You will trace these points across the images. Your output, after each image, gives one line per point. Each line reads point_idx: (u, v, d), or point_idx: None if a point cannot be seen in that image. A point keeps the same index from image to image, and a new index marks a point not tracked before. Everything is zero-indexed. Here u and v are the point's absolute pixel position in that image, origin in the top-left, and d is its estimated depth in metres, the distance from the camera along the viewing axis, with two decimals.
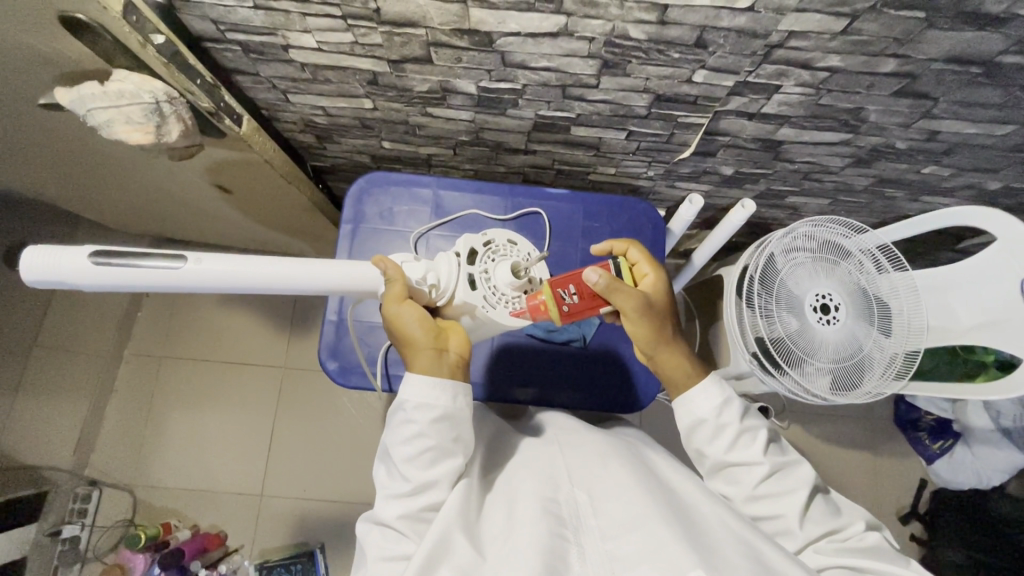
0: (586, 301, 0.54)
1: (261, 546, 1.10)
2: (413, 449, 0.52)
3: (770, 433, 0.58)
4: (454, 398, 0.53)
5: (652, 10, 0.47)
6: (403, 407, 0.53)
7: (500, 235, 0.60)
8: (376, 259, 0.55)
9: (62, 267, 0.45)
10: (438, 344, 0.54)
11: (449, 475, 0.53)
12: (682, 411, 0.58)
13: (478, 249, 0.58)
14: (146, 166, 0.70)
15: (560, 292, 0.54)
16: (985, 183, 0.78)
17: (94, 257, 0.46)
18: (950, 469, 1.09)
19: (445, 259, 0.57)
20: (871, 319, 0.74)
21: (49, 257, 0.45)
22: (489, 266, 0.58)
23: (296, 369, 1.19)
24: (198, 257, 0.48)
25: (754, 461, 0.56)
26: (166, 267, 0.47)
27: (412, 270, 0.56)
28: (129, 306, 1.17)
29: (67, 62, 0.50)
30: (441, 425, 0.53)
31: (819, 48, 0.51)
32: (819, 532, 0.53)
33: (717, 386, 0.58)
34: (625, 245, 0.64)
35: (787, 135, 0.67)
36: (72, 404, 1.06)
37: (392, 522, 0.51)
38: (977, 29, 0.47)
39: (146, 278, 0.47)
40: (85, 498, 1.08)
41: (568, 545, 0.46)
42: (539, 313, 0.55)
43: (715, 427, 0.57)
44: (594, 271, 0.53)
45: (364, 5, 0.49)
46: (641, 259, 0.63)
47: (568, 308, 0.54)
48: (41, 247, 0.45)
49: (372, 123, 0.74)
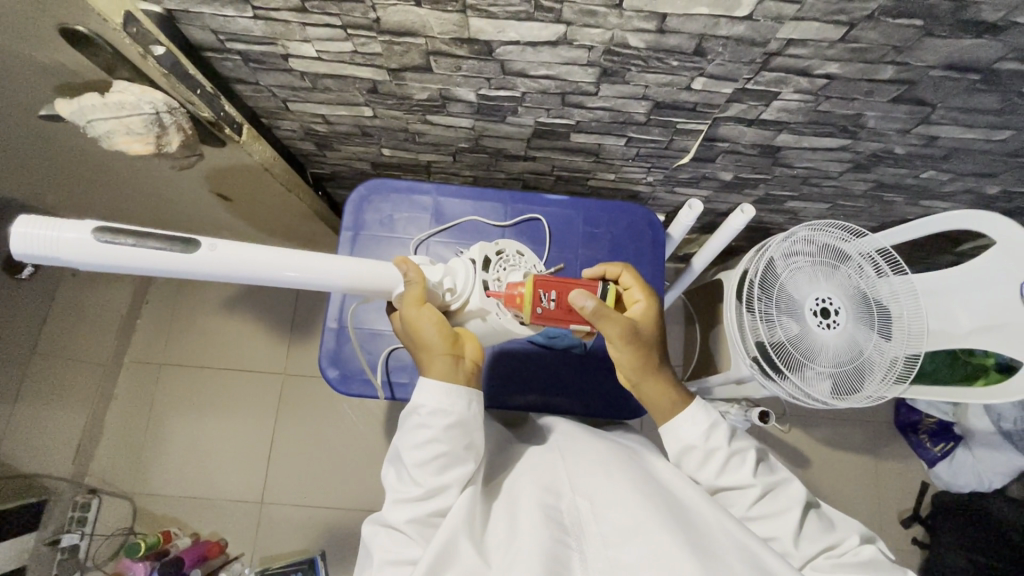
0: (562, 311, 0.53)
1: (262, 553, 1.10)
2: (425, 453, 0.52)
3: (758, 453, 0.59)
4: (469, 405, 0.53)
5: (650, 19, 0.47)
6: (418, 412, 0.53)
7: (512, 245, 0.60)
8: (398, 260, 0.55)
9: (61, 246, 0.43)
10: (455, 350, 0.54)
11: (461, 481, 0.53)
12: (669, 438, 0.59)
13: (491, 257, 0.59)
14: (147, 175, 0.70)
15: (540, 293, 0.52)
16: (984, 188, 0.78)
17: (98, 233, 0.44)
18: (950, 470, 1.11)
19: (462, 264, 0.58)
20: (871, 323, 0.74)
21: (48, 233, 0.43)
22: (501, 274, 0.58)
23: (297, 375, 1.19)
24: (212, 243, 0.47)
25: (745, 484, 0.56)
26: (177, 251, 0.46)
27: (431, 274, 0.56)
28: (128, 313, 1.16)
29: (68, 73, 0.50)
30: (454, 431, 0.52)
31: (818, 56, 0.51)
32: (814, 549, 0.52)
33: (704, 412, 0.59)
34: (619, 267, 0.62)
35: (786, 141, 0.68)
36: (70, 413, 1.05)
37: (402, 527, 0.51)
38: (974, 36, 0.47)
39: (157, 261, 0.46)
40: (84, 505, 1.08)
41: (570, 553, 0.47)
42: (514, 303, 0.55)
43: (703, 453, 0.57)
44: (586, 298, 0.51)
45: (364, 14, 0.49)
46: (633, 284, 0.62)
47: (541, 311, 0.53)
48: (35, 218, 0.43)
49: (372, 130, 0.74)
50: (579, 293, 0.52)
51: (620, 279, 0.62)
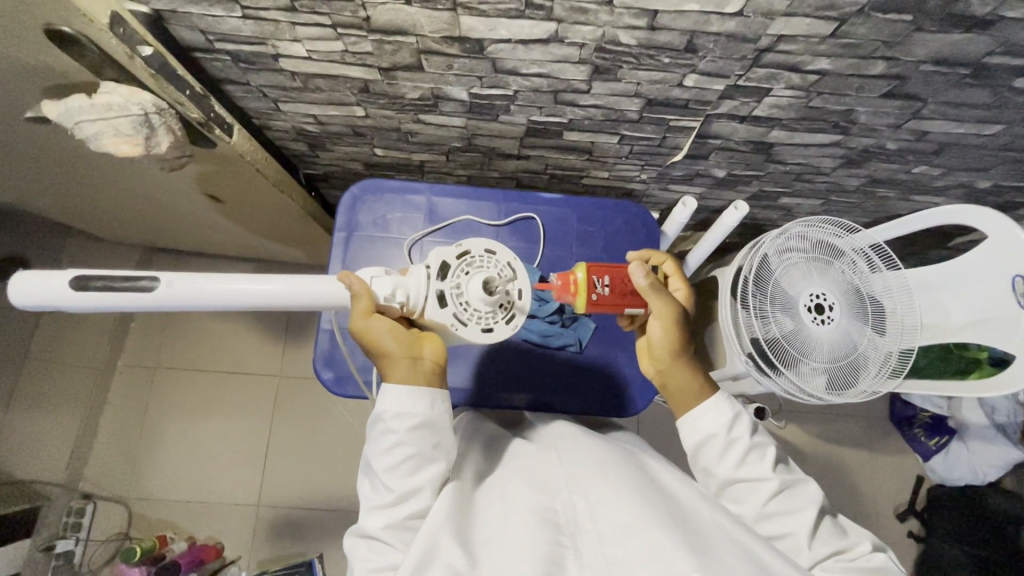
0: (615, 296, 0.59)
1: (258, 556, 1.09)
2: (393, 458, 0.52)
3: (778, 452, 0.58)
4: (432, 404, 0.54)
5: (641, 16, 0.47)
6: (383, 417, 0.53)
7: (478, 244, 0.56)
8: (341, 275, 0.56)
9: (46, 291, 0.50)
10: (412, 352, 0.54)
11: (433, 483, 0.53)
12: (690, 428, 0.59)
13: (450, 262, 0.56)
14: (135, 177, 0.70)
15: (595, 279, 0.59)
16: (976, 182, 0.78)
17: (77, 284, 0.50)
18: (945, 463, 1.12)
19: (415, 274, 0.56)
20: (865, 319, 0.74)
21: (36, 283, 0.50)
22: (459, 281, 0.55)
23: (291, 377, 1.18)
24: (169, 279, 0.52)
25: (761, 478, 0.56)
26: (143, 290, 0.51)
27: (380, 288, 0.56)
28: (121, 318, 1.15)
29: (54, 73, 0.49)
30: (421, 432, 0.53)
31: (809, 52, 0.51)
32: (826, 551, 0.52)
33: (728, 403, 0.58)
34: (663, 257, 0.66)
35: (778, 137, 0.68)
36: (63, 420, 1.05)
37: (378, 533, 0.51)
38: (963, 31, 0.47)
39: (127, 301, 0.51)
40: (79, 511, 1.08)
41: (564, 552, 0.46)
42: (568, 290, 0.60)
43: (723, 444, 0.57)
44: (642, 271, 0.56)
45: (354, 13, 0.49)
46: (674, 273, 0.65)
47: (596, 297, 0.59)
48: (30, 272, 0.51)
49: (364, 130, 0.73)
50: (636, 266, 0.57)
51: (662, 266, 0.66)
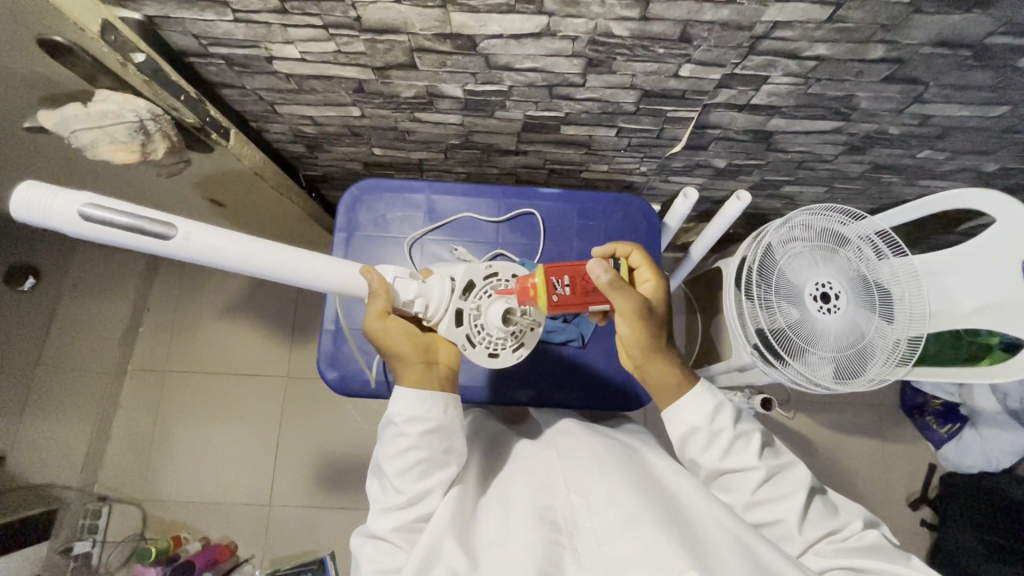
0: (575, 296, 0.56)
1: (272, 555, 1.11)
2: (405, 461, 0.53)
3: (764, 436, 0.58)
4: (445, 410, 0.54)
5: (633, 6, 0.46)
6: (395, 421, 0.53)
7: (506, 270, 0.59)
8: (365, 268, 0.54)
9: (48, 211, 0.41)
10: (427, 357, 0.55)
11: (443, 484, 0.54)
12: (674, 421, 0.58)
13: (476, 282, 0.58)
14: (134, 183, 0.70)
15: (552, 280, 0.55)
16: (982, 166, 0.77)
17: (84, 210, 0.41)
18: (958, 450, 1.11)
19: (439, 286, 0.56)
20: (871, 306, 0.73)
21: (40, 197, 0.41)
22: (482, 303, 0.57)
23: (300, 377, 1.19)
24: (189, 230, 0.44)
25: (748, 467, 0.55)
26: (157, 236, 0.43)
27: (403, 291, 0.55)
28: (131, 320, 1.16)
29: (48, 85, 0.50)
30: (434, 436, 0.53)
31: (806, 37, 0.50)
32: (817, 535, 0.53)
33: (708, 393, 0.58)
34: (629, 247, 0.64)
35: (778, 126, 0.67)
36: (75, 420, 1.06)
37: (387, 535, 0.52)
38: (964, 11, 0.46)
39: (131, 243, 0.43)
40: (95, 513, 1.09)
41: (561, 551, 0.46)
42: (527, 295, 0.56)
43: (708, 435, 0.57)
44: (600, 267, 0.53)
45: (345, 13, 0.49)
46: (642, 264, 0.62)
47: (556, 298, 0.55)
48: (36, 184, 0.41)
49: (362, 130, 0.73)
50: (595, 263, 0.53)
51: (629, 258, 0.63)
